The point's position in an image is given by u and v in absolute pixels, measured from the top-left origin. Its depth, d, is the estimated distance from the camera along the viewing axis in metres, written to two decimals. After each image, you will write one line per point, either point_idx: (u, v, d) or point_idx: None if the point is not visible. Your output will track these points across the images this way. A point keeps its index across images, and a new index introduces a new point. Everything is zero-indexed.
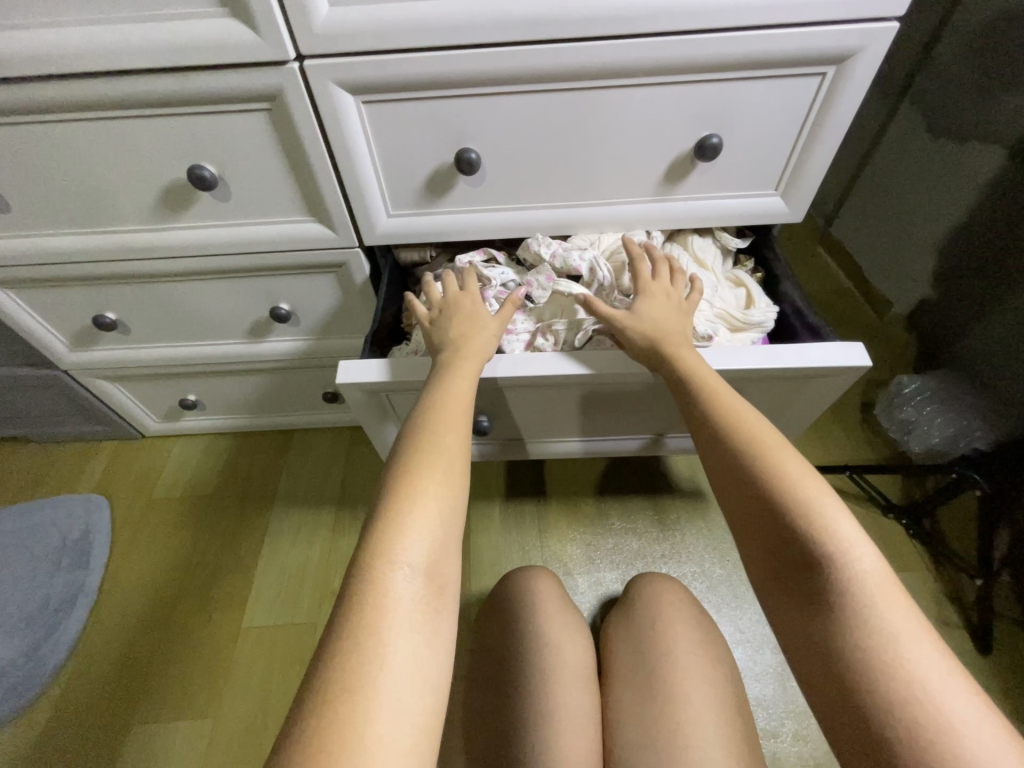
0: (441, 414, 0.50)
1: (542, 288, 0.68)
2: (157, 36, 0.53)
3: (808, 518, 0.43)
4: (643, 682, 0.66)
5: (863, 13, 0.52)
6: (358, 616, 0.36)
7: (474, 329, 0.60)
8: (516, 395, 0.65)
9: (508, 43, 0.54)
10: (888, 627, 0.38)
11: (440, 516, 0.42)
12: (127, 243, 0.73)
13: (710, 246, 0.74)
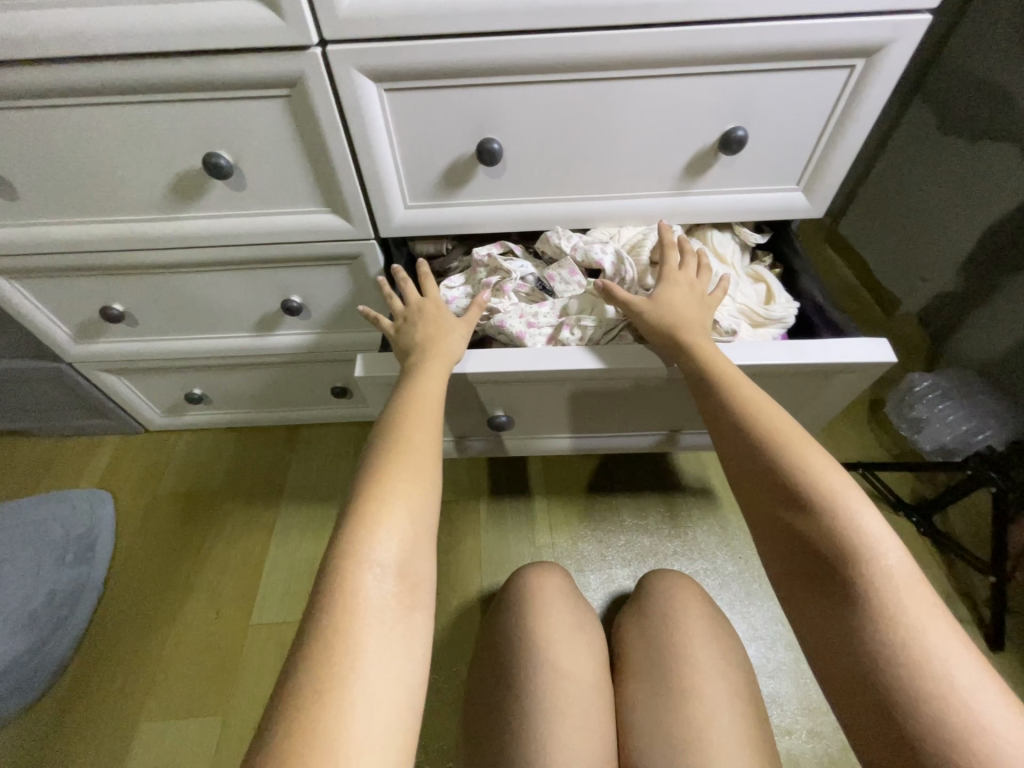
0: (405, 420, 0.52)
1: (565, 282, 0.66)
2: (176, 18, 0.52)
3: (833, 512, 0.42)
4: (661, 677, 0.65)
5: (896, 5, 0.52)
6: (331, 616, 0.38)
7: (442, 331, 0.61)
8: (537, 390, 0.64)
9: (536, 31, 0.53)
10: (913, 622, 0.38)
11: (407, 519, 0.44)
12: (137, 233, 0.71)
13: (729, 241, 0.73)
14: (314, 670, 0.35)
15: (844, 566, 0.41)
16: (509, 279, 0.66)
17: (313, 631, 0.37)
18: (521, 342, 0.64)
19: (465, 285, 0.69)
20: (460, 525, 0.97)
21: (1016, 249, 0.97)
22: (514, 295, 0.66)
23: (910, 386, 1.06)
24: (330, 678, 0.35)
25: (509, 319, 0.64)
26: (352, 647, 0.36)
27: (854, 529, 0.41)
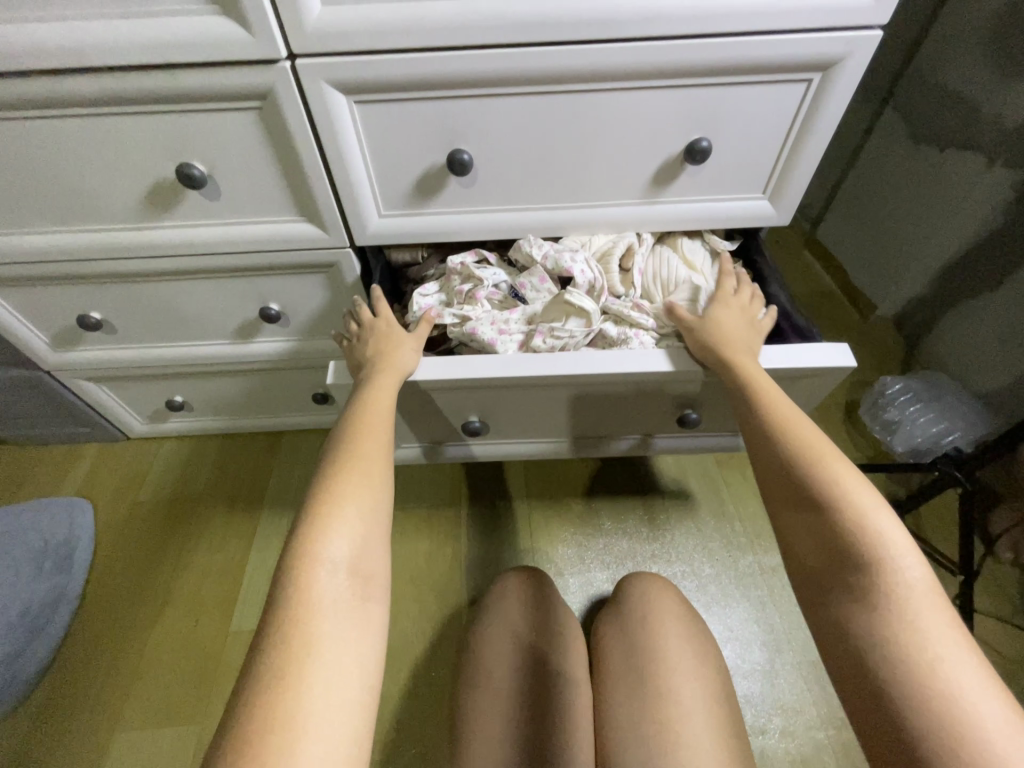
0: (357, 428, 0.55)
1: (536, 289, 0.67)
2: (146, 33, 0.53)
3: (858, 521, 0.44)
4: (635, 682, 0.66)
5: (847, 22, 0.54)
6: (287, 613, 0.41)
7: (393, 344, 0.62)
8: (509, 397, 0.65)
9: (501, 46, 0.55)
10: (925, 628, 0.39)
11: (359, 520, 0.48)
12: (113, 242, 0.72)
13: (699, 249, 0.74)
14: (274, 661, 0.38)
15: (864, 572, 0.42)
16: (482, 287, 0.67)
17: (270, 628, 0.40)
18: (493, 349, 0.64)
19: (440, 292, 0.70)
20: (440, 531, 0.97)
21: (986, 254, 0.99)
22: (486, 302, 0.67)
23: (883, 390, 1.08)
24: (287, 667, 0.38)
25: (481, 326, 0.64)
26: (309, 638, 0.40)
27: (876, 539, 0.43)
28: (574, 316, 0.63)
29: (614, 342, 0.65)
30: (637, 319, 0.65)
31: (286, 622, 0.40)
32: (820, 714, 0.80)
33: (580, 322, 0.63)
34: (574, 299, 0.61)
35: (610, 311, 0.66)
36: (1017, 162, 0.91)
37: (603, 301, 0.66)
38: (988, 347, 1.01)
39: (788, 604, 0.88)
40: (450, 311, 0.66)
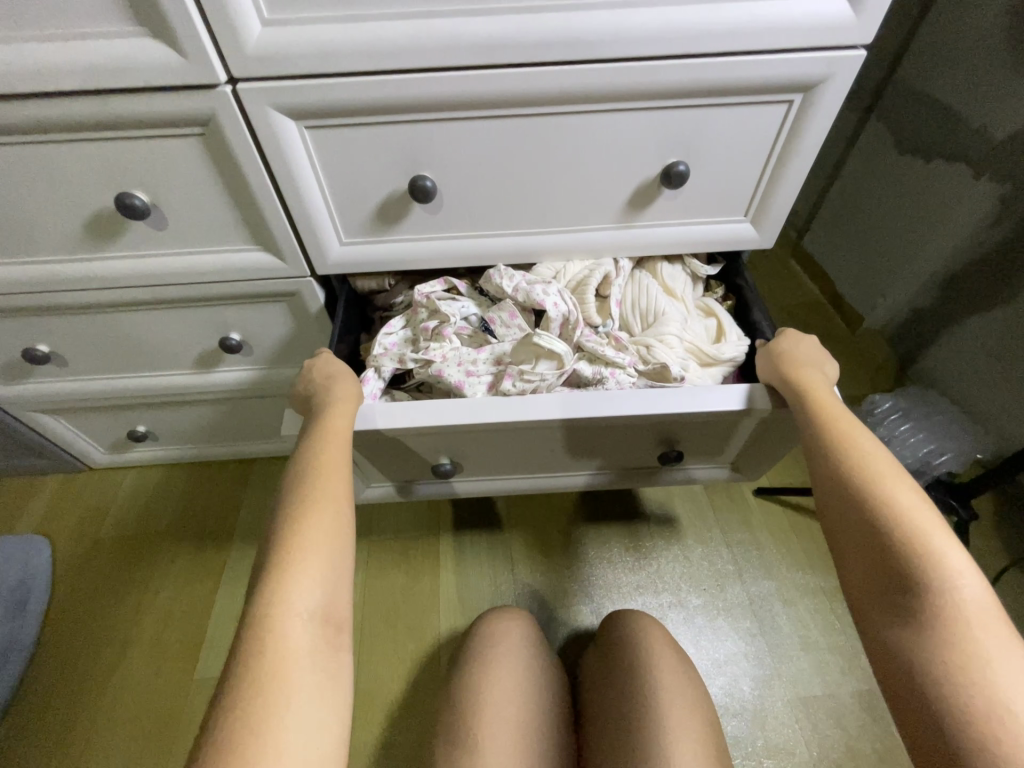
0: (319, 459, 0.50)
1: (506, 324, 0.64)
2: (68, 55, 0.48)
3: (915, 544, 0.42)
4: (625, 726, 0.62)
5: (829, 41, 0.50)
6: (253, 670, 0.37)
7: (343, 374, 0.59)
8: (479, 440, 0.61)
9: (460, 67, 0.51)
10: (979, 648, 0.39)
11: (329, 561, 0.44)
12: (53, 274, 0.67)
13: (680, 274, 0.71)
14: (237, 724, 0.35)
15: (919, 593, 0.42)
16: (449, 323, 0.63)
17: (229, 689, 0.37)
18: (461, 391, 0.61)
19: (406, 327, 0.66)
20: (417, 564, 0.93)
21: (976, 268, 0.97)
22: (455, 338, 0.63)
23: (872, 408, 1.04)
24: (262, 728, 0.35)
25: (447, 368, 0.61)
26: (284, 695, 0.37)
27: (934, 562, 0.42)
28: (545, 357, 0.59)
29: (590, 383, 0.61)
30: (613, 358, 0.60)
31: (253, 679, 0.37)
32: (812, 753, 0.77)
33: (552, 363, 0.59)
34: (544, 341, 0.58)
35: (585, 350, 0.61)
36: (1005, 173, 0.89)
37: (578, 336, 0.62)
38: (979, 361, 1.00)
39: (779, 636, 0.86)
40: (414, 353, 0.62)
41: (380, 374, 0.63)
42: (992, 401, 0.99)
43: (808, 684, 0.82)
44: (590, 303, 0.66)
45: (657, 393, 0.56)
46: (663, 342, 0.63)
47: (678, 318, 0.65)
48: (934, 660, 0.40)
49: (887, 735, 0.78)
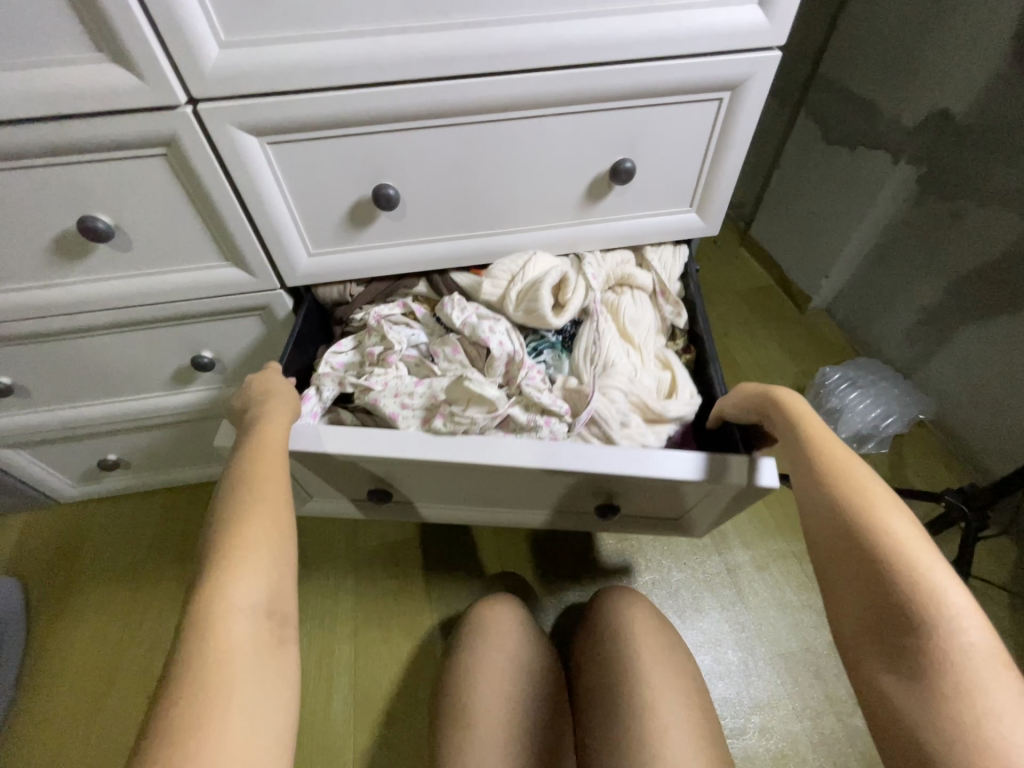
0: (259, 467, 0.50)
1: (448, 359, 0.65)
2: (23, 82, 0.48)
3: (916, 579, 0.41)
4: (608, 672, 0.67)
5: (749, 44, 0.56)
6: (194, 667, 0.38)
7: (280, 384, 0.60)
8: (427, 476, 0.62)
9: (414, 81, 0.54)
10: (964, 662, 0.38)
11: (271, 561, 0.45)
12: (15, 302, 0.66)
13: (643, 320, 0.70)
14: (176, 719, 0.35)
15: (917, 630, 0.40)
16: (394, 351, 0.65)
17: (172, 686, 0.37)
18: (394, 423, 0.61)
19: (356, 349, 0.68)
20: (405, 566, 0.93)
21: (906, 242, 1.07)
22: (399, 365, 0.65)
23: (824, 382, 1.13)
24: (205, 718, 0.36)
25: (382, 399, 0.62)
26: (227, 690, 0.37)
27: (936, 598, 0.40)
28: (477, 401, 0.59)
29: (524, 427, 0.62)
30: (547, 407, 0.61)
31: (196, 674, 0.37)
32: (795, 706, 0.82)
33: (483, 407, 0.59)
34: (475, 385, 0.59)
35: (523, 394, 0.62)
36: (920, 157, 0.99)
37: (520, 378, 0.63)
38: (915, 328, 1.09)
39: (757, 599, 0.90)
40: (354, 379, 0.64)
41: (320, 394, 0.64)
42: (929, 365, 1.08)
43: (786, 643, 0.87)
44: (544, 309, 0.65)
45: (593, 449, 0.57)
46: (606, 395, 0.63)
47: (627, 369, 0.66)
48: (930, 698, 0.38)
49: None
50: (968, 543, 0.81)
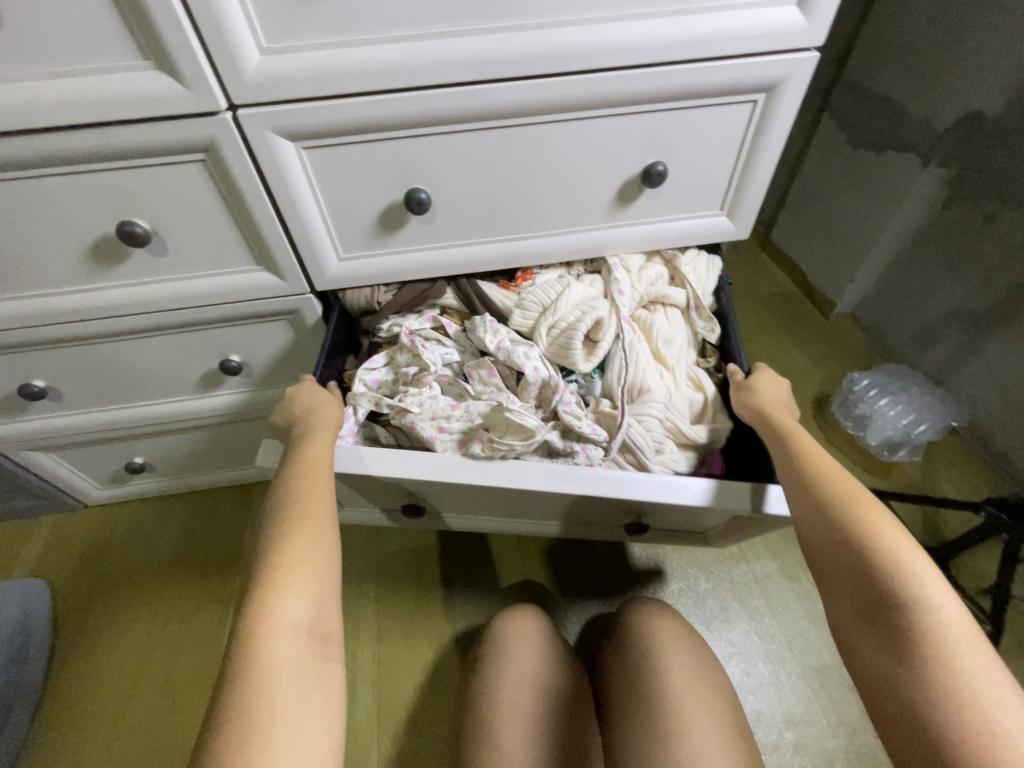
0: (304, 484, 0.52)
1: (484, 381, 0.65)
2: (70, 90, 0.49)
3: (895, 564, 0.45)
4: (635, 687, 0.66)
5: (786, 46, 0.55)
6: (246, 688, 0.38)
7: (320, 399, 0.62)
8: (456, 495, 0.61)
9: (449, 85, 0.54)
10: (952, 646, 0.41)
11: (314, 579, 0.45)
12: (53, 307, 0.67)
13: (676, 339, 0.69)
14: (228, 742, 0.36)
15: (912, 616, 0.43)
16: (429, 372, 0.65)
17: (225, 709, 0.37)
18: (432, 446, 0.62)
19: (388, 366, 0.68)
20: (427, 572, 0.92)
21: (934, 246, 1.06)
22: (435, 385, 0.65)
23: (851, 387, 1.11)
24: (253, 741, 0.36)
25: (420, 421, 0.61)
26: (275, 711, 0.38)
27: (913, 580, 0.44)
28: (516, 429, 0.59)
29: (561, 453, 0.63)
30: (585, 434, 0.62)
31: (247, 697, 0.38)
32: (829, 722, 0.79)
33: (522, 435, 0.59)
34: (516, 416, 0.58)
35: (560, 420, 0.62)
36: (950, 160, 0.98)
37: (556, 402, 0.63)
38: (945, 334, 1.07)
39: (787, 611, 0.88)
40: (389, 400, 0.63)
41: (356, 413, 0.64)
42: (960, 371, 1.06)
43: (819, 656, 0.84)
44: (574, 348, 0.65)
45: (628, 480, 0.56)
46: (641, 422, 0.62)
47: (663, 394, 0.65)
48: (919, 677, 0.41)
49: None
50: (1009, 555, 0.78)
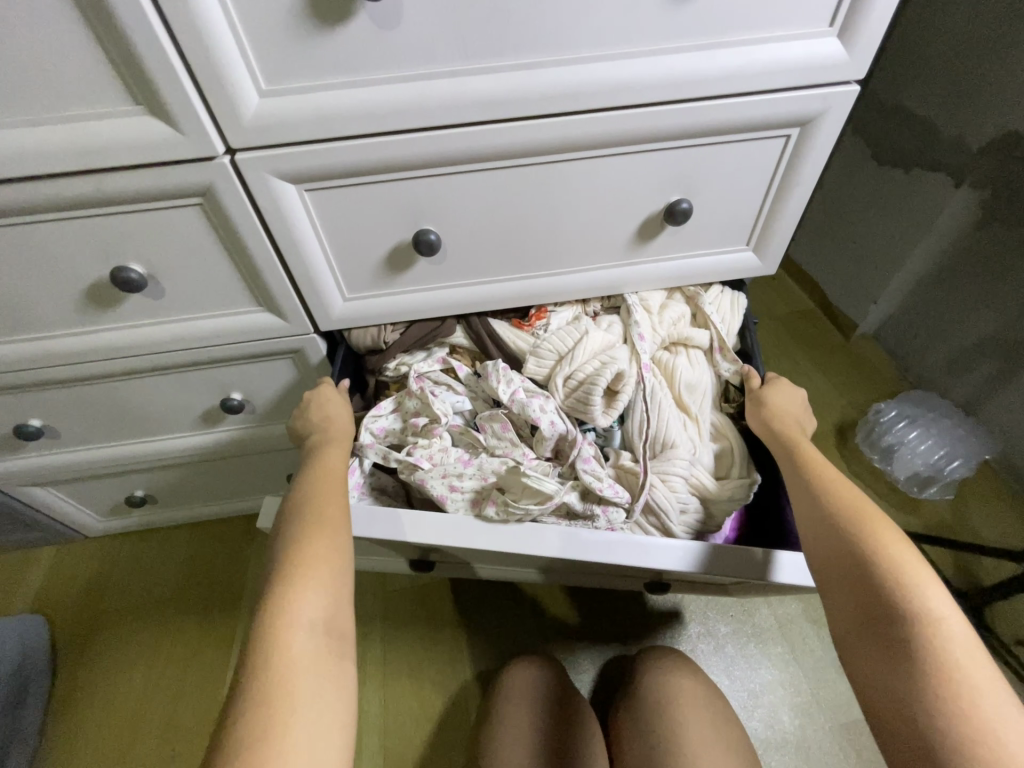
0: (323, 487, 0.53)
1: (497, 434, 0.63)
2: (58, 138, 0.46)
3: (896, 568, 0.43)
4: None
5: (824, 79, 0.51)
6: (264, 682, 0.39)
7: (334, 407, 0.63)
8: (468, 555, 0.59)
9: (462, 125, 0.51)
10: (955, 657, 0.39)
11: (332, 575, 0.46)
12: (47, 350, 0.64)
13: (700, 385, 0.65)
14: (246, 736, 0.36)
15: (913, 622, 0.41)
16: (440, 422, 0.63)
17: (243, 705, 0.38)
18: (443, 504, 0.60)
19: (396, 412, 0.66)
20: (436, 613, 0.89)
21: (965, 268, 1.01)
22: (445, 435, 0.62)
23: (878, 417, 1.06)
24: (269, 735, 0.36)
25: (431, 479, 0.60)
26: (289, 705, 0.38)
27: (915, 586, 0.42)
28: (532, 491, 0.57)
29: (580, 517, 0.59)
30: (606, 495, 0.58)
31: (263, 693, 0.38)
32: None
33: (538, 499, 0.56)
34: (533, 478, 0.56)
35: (580, 480, 0.59)
36: (984, 181, 0.93)
37: (574, 458, 0.60)
38: (976, 361, 1.02)
39: (813, 659, 0.84)
40: (398, 455, 0.61)
41: (363, 463, 0.63)
42: (993, 401, 1.01)
43: (847, 709, 0.80)
44: (595, 405, 0.62)
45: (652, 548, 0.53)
46: (666, 482, 0.59)
47: (687, 448, 0.61)
48: (914, 684, 0.39)
49: None
50: None
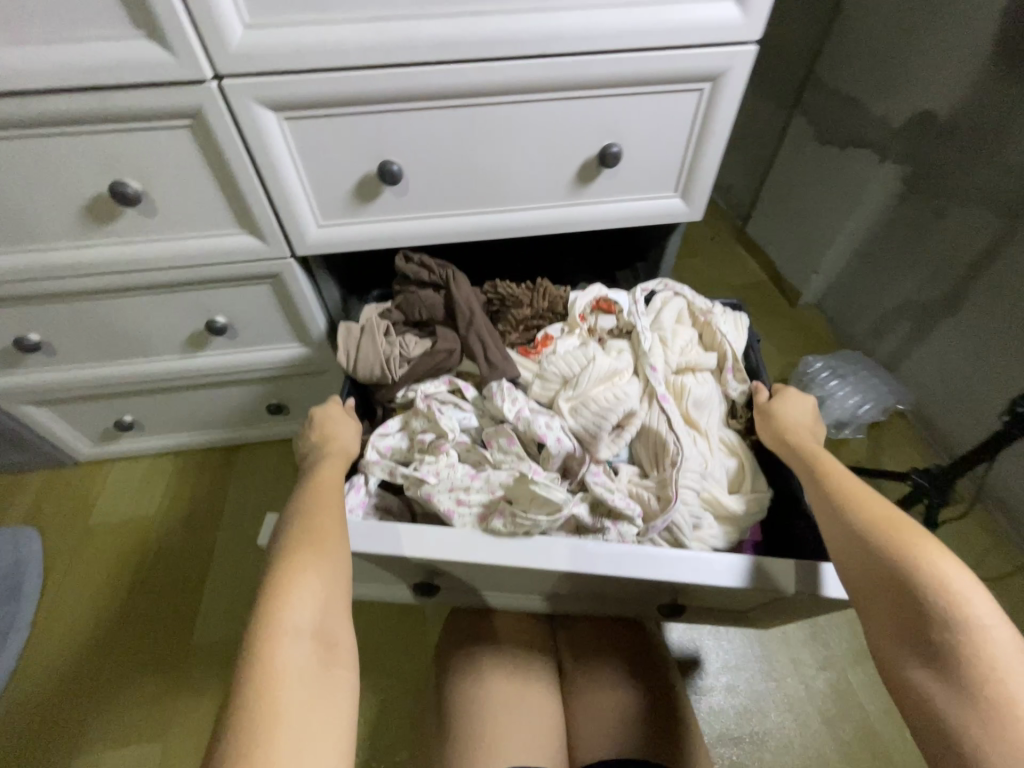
0: (316, 500, 0.55)
1: (503, 448, 0.68)
2: (68, 57, 0.54)
3: (936, 580, 0.43)
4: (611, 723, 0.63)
5: (727, 39, 0.61)
6: (250, 691, 0.40)
7: (341, 425, 0.68)
8: (475, 573, 0.58)
9: (417, 64, 0.59)
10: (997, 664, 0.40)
11: (324, 582, 0.47)
12: (47, 262, 0.72)
13: (708, 404, 0.72)
14: (234, 744, 0.37)
15: (951, 632, 0.41)
16: (446, 439, 0.69)
17: (232, 714, 0.39)
18: (450, 518, 0.63)
19: (401, 430, 0.73)
20: None
21: (890, 238, 1.11)
22: (452, 450, 0.69)
23: (807, 370, 1.16)
24: (252, 745, 0.37)
25: (437, 492, 0.64)
26: (275, 715, 0.39)
27: (953, 594, 0.42)
28: (541, 503, 0.58)
29: (590, 529, 0.62)
30: (619, 509, 0.61)
31: (247, 699, 0.39)
32: (763, 668, 0.86)
33: (547, 509, 0.57)
34: (541, 486, 0.58)
35: (591, 490, 0.63)
36: (905, 157, 1.04)
37: (584, 471, 0.65)
38: (899, 322, 1.13)
39: None
40: (405, 470, 0.67)
41: (367, 483, 0.68)
42: (911, 358, 1.12)
43: None
44: (603, 434, 0.68)
45: (662, 560, 0.53)
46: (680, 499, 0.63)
47: (697, 463, 0.67)
48: (970, 702, 0.39)
49: (829, 650, 0.87)
50: (930, 519, 0.84)
